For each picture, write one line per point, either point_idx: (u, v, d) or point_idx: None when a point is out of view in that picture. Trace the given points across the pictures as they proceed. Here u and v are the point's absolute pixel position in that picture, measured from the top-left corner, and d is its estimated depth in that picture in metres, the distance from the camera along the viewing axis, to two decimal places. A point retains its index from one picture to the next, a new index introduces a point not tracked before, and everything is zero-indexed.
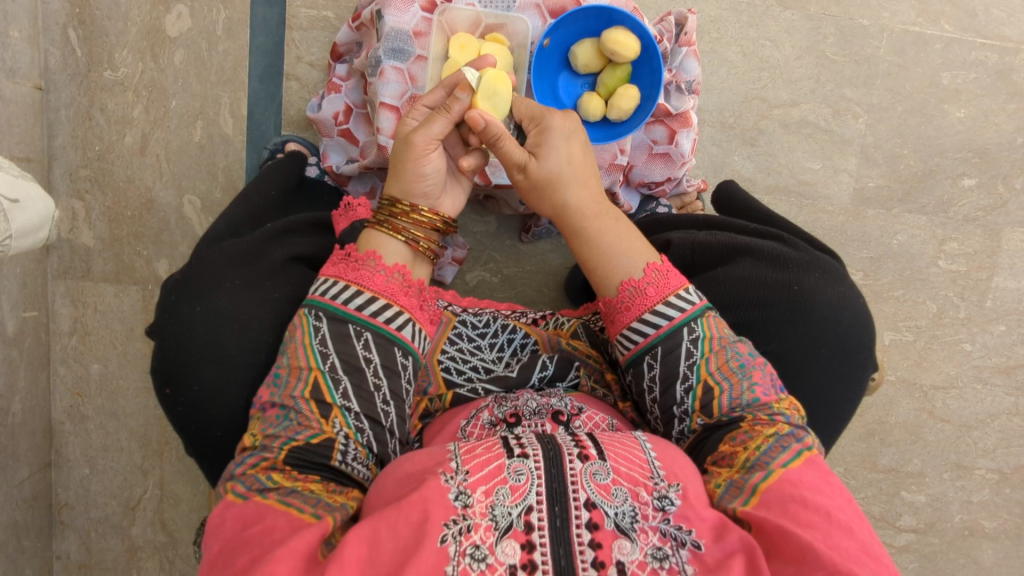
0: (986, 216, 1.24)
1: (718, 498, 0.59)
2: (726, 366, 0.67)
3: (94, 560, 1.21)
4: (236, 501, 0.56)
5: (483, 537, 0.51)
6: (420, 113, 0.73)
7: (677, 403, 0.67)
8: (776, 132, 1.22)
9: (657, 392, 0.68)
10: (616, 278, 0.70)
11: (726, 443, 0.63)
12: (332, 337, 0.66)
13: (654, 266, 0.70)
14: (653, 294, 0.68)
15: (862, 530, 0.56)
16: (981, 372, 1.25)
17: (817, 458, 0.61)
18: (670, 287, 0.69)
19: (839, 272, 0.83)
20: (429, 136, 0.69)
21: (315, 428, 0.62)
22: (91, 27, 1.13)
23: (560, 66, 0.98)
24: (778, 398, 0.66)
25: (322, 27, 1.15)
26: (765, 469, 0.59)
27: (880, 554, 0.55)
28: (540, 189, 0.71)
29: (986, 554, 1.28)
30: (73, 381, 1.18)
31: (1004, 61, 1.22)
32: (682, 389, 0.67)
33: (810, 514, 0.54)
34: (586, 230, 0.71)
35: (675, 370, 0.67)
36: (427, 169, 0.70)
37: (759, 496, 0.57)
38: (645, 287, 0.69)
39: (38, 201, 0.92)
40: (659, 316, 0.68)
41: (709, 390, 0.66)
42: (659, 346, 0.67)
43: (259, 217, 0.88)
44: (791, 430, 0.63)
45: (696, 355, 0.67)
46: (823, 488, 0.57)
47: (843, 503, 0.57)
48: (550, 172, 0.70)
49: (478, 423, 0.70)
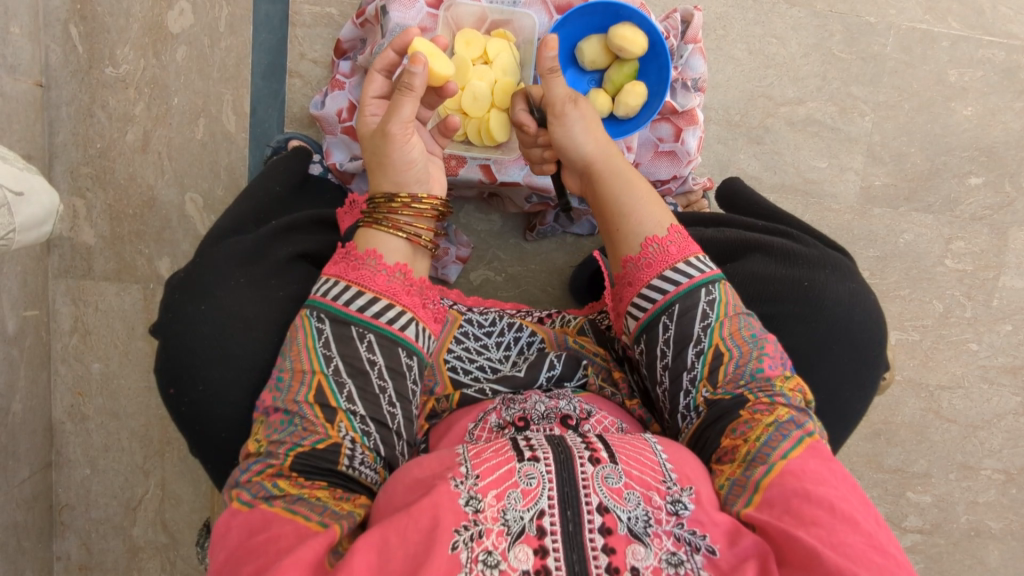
0: (993, 214, 1.23)
1: (723, 500, 0.58)
2: (738, 333, 0.67)
3: (95, 561, 1.20)
4: (242, 509, 0.55)
5: (495, 543, 0.50)
6: (376, 104, 0.75)
7: (687, 368, 0.67)
8: (782, 130, 1.21)
9: (669, 356, 0.68)
10: (644, 231, 0.72)
11: (727, 437, 0.62)
12: (335, 339, 0.65)
13: (677, 229, 0.72)
14: (675, 253, 0.70)
15: (867, 521, 0.54)
16: (988, 372, 1.25)
17: (818, 444, 0.60)
18: (690, 250, 0.71)
19: (851, 270, 0.81)
20: (401, 121, 0.69)
21: (321, 432, 0.61)
22: (92, 23, 1.12)
23: (567, 61, 0.98)
24: (783, 374, 0.66)
25: (325, 24, 1.14)
26: (766, 463, 0.58)
27: (889, 545, 0.53)
28: (586, 125, 0.77)
29: (993, 555, 1.27)
30: (73, 380, 1.17)
31: (1012, 59, 1.21)
32: (694, 352, 0.67)
33: (813, 510, 0.53)
34: (626, 173, 0.76)
35: (690, 333, 0.67)
36: (412, 154, 0.70)
37: (762, 493, 0.56)
38: (668, 245, 0.70)
39: (43, 193, 0.89)
40: (680, 273, 0.68)
41: (719, 355, 0.66)
42: (677, 304, 0.67)
43: (265, 213, 0.87)
44: (792, 416, 0.61)
45: (712, 317, 0.67)
46: (826, 477, 0.56)
47: (847, 493, 0.56)
48: (591, 114, 0.78)
49: (485, 425, 0.69)
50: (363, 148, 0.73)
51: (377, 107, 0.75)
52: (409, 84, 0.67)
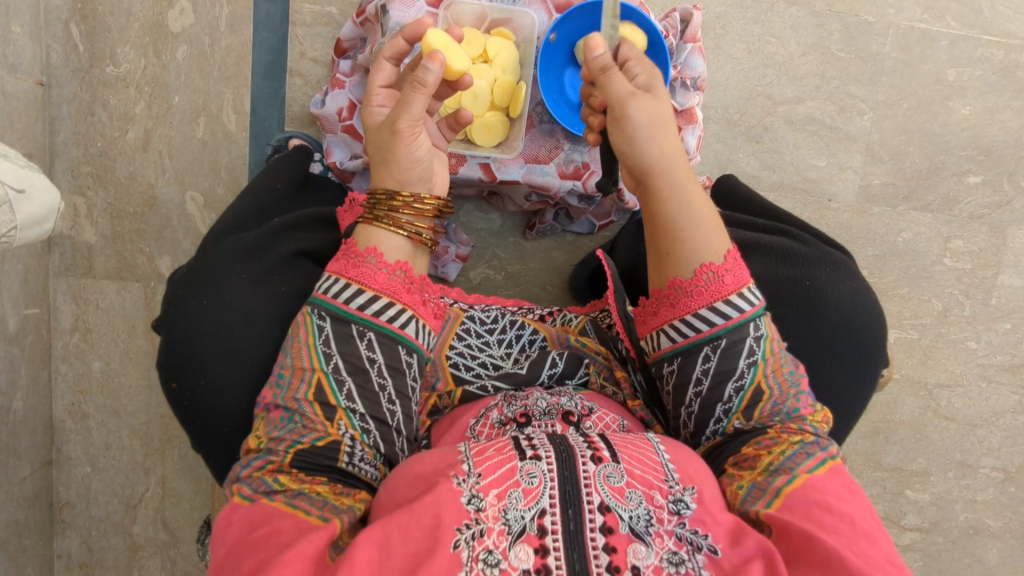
0: (992, 213, 1.23)
1: (741, 500, 0.59)
2: (780, 371, 0.65)
3: (96, 559, 1.20)
4: (242, 504, 0.56)
5: (497, 542, 0.50)
6: (383, 96, 0.74)
7: (722, 400, 0.65)
8: (781, 129, 1.22)
9: (705, 386, 0.65)
10: (698, 256, 0.67)
11: (749, 446, 0.63)
12: (336, 337, 0.65)
13: (732, 254, 0.68)
14: (729, 284, 0.66)
15: (885, 541, 0.55)
16: (987, 371, 1.25)
17: (840, 467, 0.61)
18: (743, 279, 0.67)
19: (850, 268, 0.82)
20: (410, 118, 0.68)
21: (320, 430, 0.62)
22: (93, 22, 1.12)
23: (566, 61, 0.95)
24: (813, 409, 0.66)
25: (325, 23, 1.14)
26: (789, 473, 0.59)
27: (903, 565, 0.54)
28: (655, 130, 0.67)
29: (991, 553, 1.28)
30: (74, 378, 1.17)
31: (1010, 58, 1.21)
32: (733, 387, 0.65)
33: (836, 520, 0.54)
34: (687, 191, 0.68)
35: (732, 368, 0.65)
36: (418, 153, 0.70)
37: (782, 499, 0.57)
38: (724, 274, 0.66)
39: (45, 190, 0.89)
40: (732, 307, 0.65)
41: (759, 393, 0.65)
42: (724, 338, 0.65)
43: (267, 211, 0.87)
44: (817, 439, 0.62)
45: (757, 355, 0.65)
46: (847, 495, 0.57)
47: (866, 512, 0.56)
48: (660, 117, 0.67)
49: (487, 421, 0.70)
50: (369, 139, 0.73)
51: (383, 98, 0.75)
52: (421, 81, 0.66)
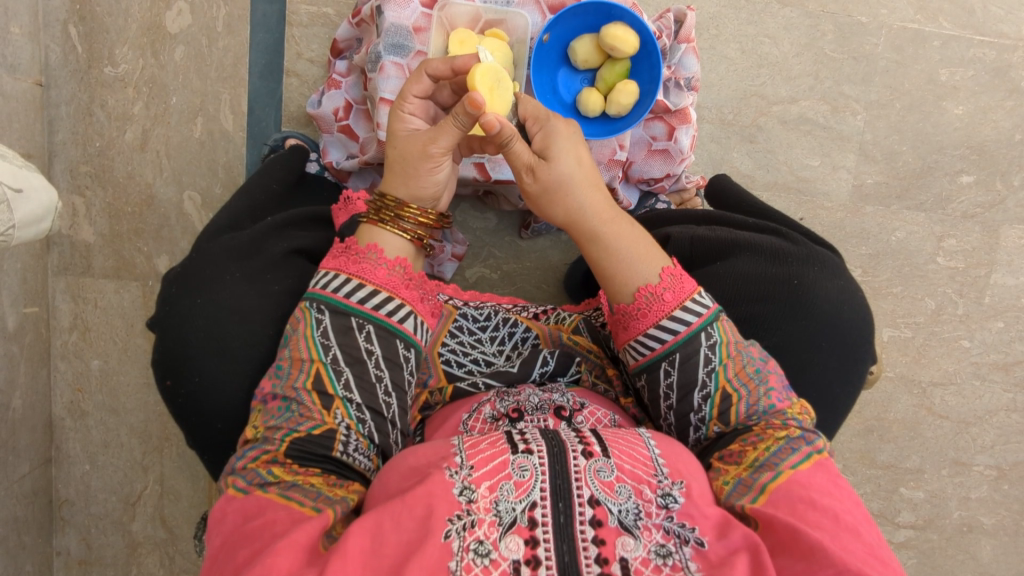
0: (984, 212, 1.24)
1: (726, 495, 0.59)
2: (743, 372, 0.67)
3: (94, 556, 1.21)
4: (237, 495, 0.57)
5: (487, 533, 0.51)
6: (413, 105, 0.72)
7: (694, 410, 0.67)
8: (775, 128, 1.22)
9: (673, 400, 0.67)
10: (629, 286, 0.69)
11: (736, 443, 0.64)
12: (334, 330, 0.66)
13: (669, 270, 0.69)
14: (671, 300, 0.67)
15: (870, 533, 0.56)
16: (979, 369, 1.26)
17: (826, 462, 0.61)
18: (686, 291, 0.68)
19: (837, 267, 0.83)
20: (436, 146, 0.68)
21: (317, 419, 0.63)
22: (91, 23, 1.13)
23: (559, 61, 1.00)
24: (791, 403, 0.66)
25: (321, 24, 1.15)
26: (774, 469, 0.59)
27: (888, 558, 0.55)
28: (556, 194, 0.68)
29: (985, 551, 1.28)
30: (72, 377, 1.18)
31: (1003, 58, 1.22)
32: (700, 397, 0.66)
33: (818, 515, 0.55)
34: (605, 235, 0.69)
35: (694, 378, 0.66)
36: (440, 175, 0.71)
37: (767, 494, 0.58)
38: (663, 293, 0.67)
39: (41, 190, 0.90)
40: (678, 321, 0.66)
41: (728, 397, 0.66)
42: (678, 352, 0.66)
43: (261, 210, 0.88)
44: (803, 434, 0.63)
45: (715, 362, 0.66)
46: (832, 490, 0.58)
47: (851, 506, 0.57)
48: (556, 179, 0.68)
49: (480, 417, 0.71)
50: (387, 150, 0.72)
51: (416, 107, 0.73)
52: (464, 119, 0.66)
